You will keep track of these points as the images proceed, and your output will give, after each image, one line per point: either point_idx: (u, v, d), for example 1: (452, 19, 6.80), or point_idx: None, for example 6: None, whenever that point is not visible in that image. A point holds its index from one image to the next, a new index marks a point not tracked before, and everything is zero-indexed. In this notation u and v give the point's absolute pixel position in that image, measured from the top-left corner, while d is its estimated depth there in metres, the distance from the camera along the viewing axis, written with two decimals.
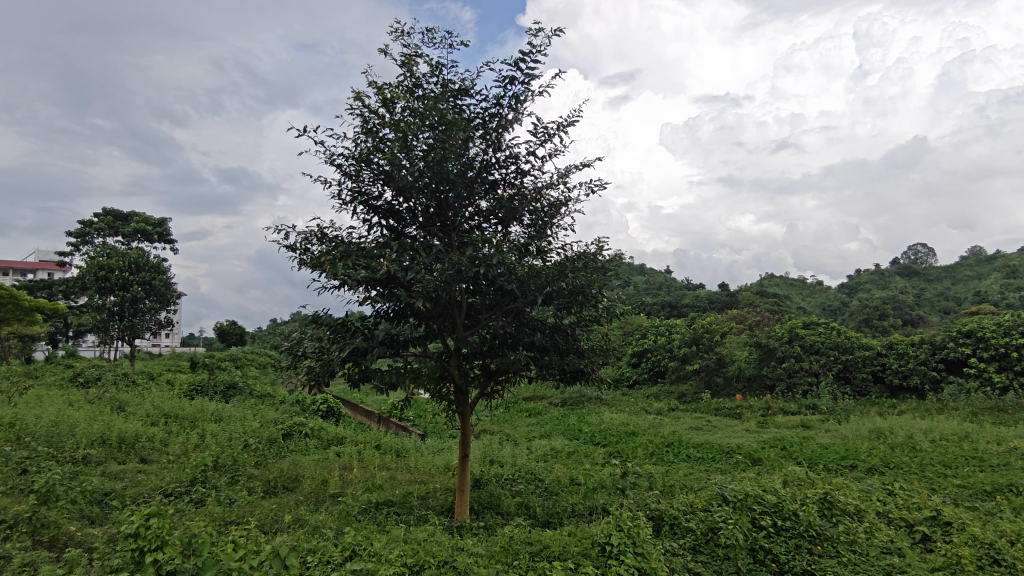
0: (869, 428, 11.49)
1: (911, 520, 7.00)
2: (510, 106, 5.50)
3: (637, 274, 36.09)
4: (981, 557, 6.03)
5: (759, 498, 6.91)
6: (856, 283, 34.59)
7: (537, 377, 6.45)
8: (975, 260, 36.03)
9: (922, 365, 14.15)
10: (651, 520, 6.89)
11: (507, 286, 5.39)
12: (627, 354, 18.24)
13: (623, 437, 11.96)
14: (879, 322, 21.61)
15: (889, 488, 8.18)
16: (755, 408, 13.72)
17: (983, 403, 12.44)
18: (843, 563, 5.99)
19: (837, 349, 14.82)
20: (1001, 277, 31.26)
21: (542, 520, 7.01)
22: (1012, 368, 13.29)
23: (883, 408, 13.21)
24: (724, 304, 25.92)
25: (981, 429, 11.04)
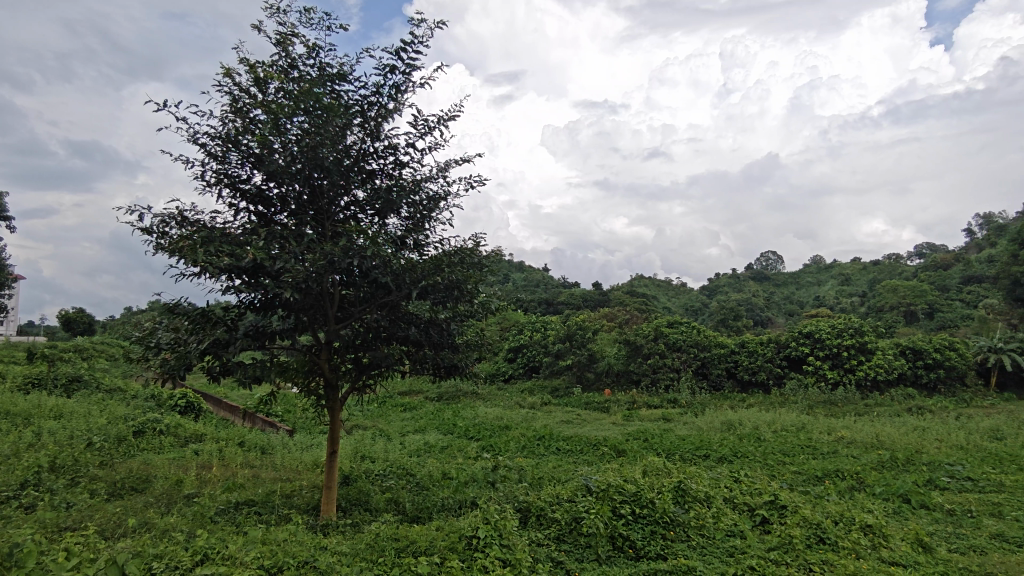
0: (722, 420, 12.42)
1: (752, 504, 7.62)
2: (391, 96, 5.40)
3: (516, 271, 36.60)
4: (810, 536, 6.69)
5: (620, 488, 7.25)
6: (715, 285, 37.18)
7: (411, 371, 6.39)
8: (816, 268, 39.88)
9: (769, 362, 15.44)
10: (519, 512, 7.05)
11: (381, 279, 5.28)
12: (503, 349, 18.48)
13: (496, 431, 12.10)
14: (734, 322, 23.34)
15: (735, 475, 8.89)
16: (622, 402, 14.40)
17: (818, 398, 13.81)
18: (693, 546, 6.44)
19: (697, 347, 15.84)
20: (836, 284, 34.76)
21: (411, 515, 6.96)
22: (842, 365, 14.83)
23: (735, 401, 14.30)
24: (598, 302, 26.89)
25: (815, 420, 12.25)
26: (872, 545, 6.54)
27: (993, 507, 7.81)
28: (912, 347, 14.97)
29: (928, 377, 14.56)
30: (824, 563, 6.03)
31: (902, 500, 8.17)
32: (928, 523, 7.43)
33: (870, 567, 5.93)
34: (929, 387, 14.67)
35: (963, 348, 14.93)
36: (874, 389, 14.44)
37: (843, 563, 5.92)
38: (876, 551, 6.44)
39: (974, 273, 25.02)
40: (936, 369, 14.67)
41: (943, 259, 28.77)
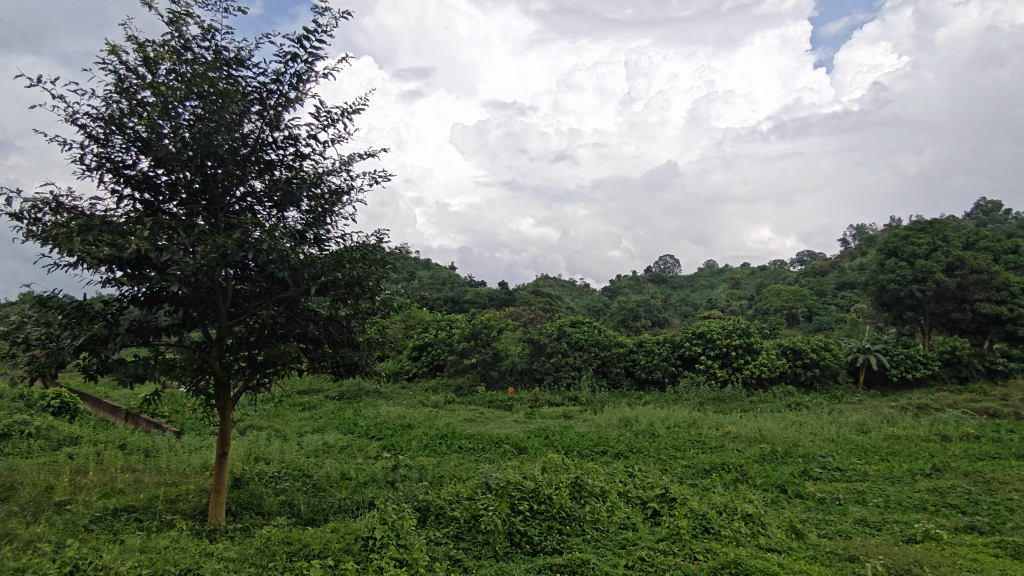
0: (619, 417, 12.84)
1: (645, 497, 7.94)
2: (292, 85, 5.22)
3: (423, 268, 36.26)
4: (695, 527, 7.05)
5: (519, 484, 7.35)
6: (616, 287, 38.43)
7: (309, 370, 6.20)
8: (710, 271, 42.03)
9: (664, 360, 16.12)
10: (418, 511, 7.00)
11: (278, 274, 5.09)
12: (407, 347, 18.28)
13: (397, 430, 11.96)
14: (633, 323, 24.18)
15: (630, 470, 9.23)
16: (524, 400, 14.58)
17: (708, 395, 14.56)
18: (587, 540, 6.63)
19: (597, 346, 16.29)
20: (727, 287, 36.74)
21: (306, 518, 6.76)
22: (730, 364, 15.70)
23: (632, 399, 14.83)
24: (503, 302, 27.10)
25: (705, 416, 12.91)
26: (751, 533, 6.98)
27: (857, 495, 8.52)
28: (792, 347, 16.04)
29: (806, 375, 15.68)
30: (708, 551, 6.37)
31: (780, 490, 8.76)
32: (801, 511, 8.00)
33: (749, 553, 6.32)
34: (806, 384, 15.81)
35: (836, 348, 16.16)
36: (759, 386, 15.48)
37: (724, 551, 6.27)
38: (755, 538, 6.88)
39: (847, 279, 27.16)
40: (813, 367, 15.81)
41: (821, 266, 31.04)
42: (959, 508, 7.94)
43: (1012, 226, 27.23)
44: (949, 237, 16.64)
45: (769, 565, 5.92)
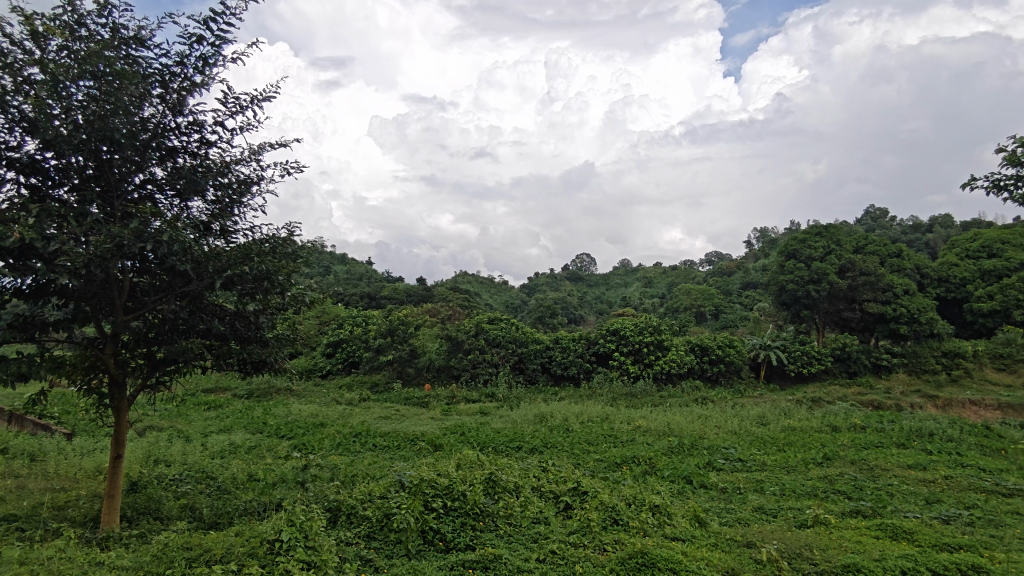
0: (535, 413, 13.01)
1: (557, 491, 8.08)
2: (198, 69, 4.97)
3: (338, 263, 35.42)
4: (605, 519, 7.25)
5: (433, 482, 7.32)
6: (534, 284, 38.90)
7: (214, 368, 5.93)
8: (625, 270, 43.26)
9: (579, 357, 16.46)
10: (328, 511, 6.85)
11: (180, 267, 4.83)
12: (321, 344, 17.80)
13: (309, 429, 11.64)
14: (550, 320, 24.56)
15: (543, 465, 9.38)
16: (441, 397, 14.54)
17: (621, 390, 15.00)
18: (499, 535, 6.68)
19: (515, 342, 16.42)
20: (641, 286, 37.91)
21: (209, 522, 6.48)
22: (642, 361, 16.22)
23: (547, 395, 15.07)
24: (421, 298, 26.89)
25: (617, 411, 13.27)
26: (657, 523, 7.25)
27: (756, 483, 9.00)
28: (700, 344, 16.74)
29: (712, 370, 16.42)
30: (616, 542, 6.57)
31: (686, 480, 9.13)
32: (705, 501, 8.36)
33: (655, 543, 6.56)
34: (712, 379, 16.56)
35: (740, 345, 16.97)
36: (668, 381, 16.13)
37: (632, 541, 6.48)
38: (661, 528, 7.14)
39: (751, 279, 28.58)
40: (719, 363, 16.56)
41: (727, 267, 32.55)
42: (845, 494, 8.53)
43: (896, 232, 29.46)
44: (841, 241, 17.82)
45: (673, 553, 6.16)
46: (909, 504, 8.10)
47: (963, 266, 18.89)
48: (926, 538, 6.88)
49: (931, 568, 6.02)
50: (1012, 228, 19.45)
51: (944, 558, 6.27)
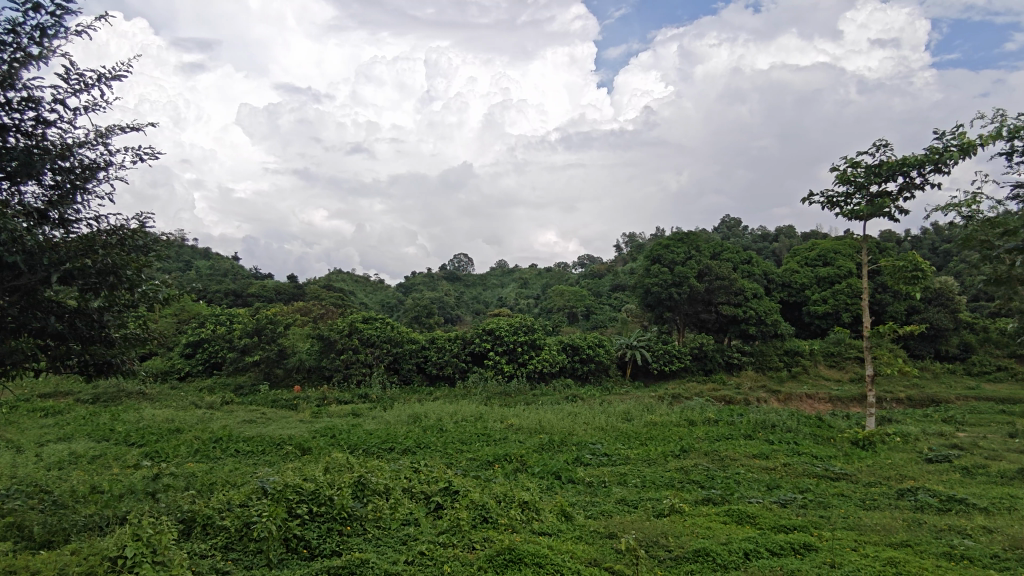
0: (409, 413, 12.90)
1: (428, 492, 8.05)
2: (34, 39, 4.50)
3: (200, 258, 33.22)
4: (475, 517, 7.32)
5: (298, 487, 7.06)
6: (411, 283, 38.52)
7: (50, 370, 5.38)
8: (501, 271, 43.92)
9: (455, 357, 16.49)
10: (181, 523, 6.41)
11: (9, 259, 4.31)
12: (179, 344, 16.60)
13: (163, 435, 10.83)
14: (427, 319, 24.46)
15: (415, 465, 9.32)
16: (311, 398, 14.06)
17: (495, 389, 15.23)
18: (368, 539, 6.56)
19: (389, 342, 16.16)
20: (517, 286, 38.59)
21: (40, 541, 5.85)
22: (516, 360, 16.53)
23: (422, 395, 15.01)
24: (291, 296, 25.84)
25: (491, 410, 13.44)
26: (525, 519, 7.42)
27: (619, 476, 9.45)
28: (571, 343, 17.31)
29: (582, 369, 17.05)
30: (485, 540, 6.66)
31: (555, 476, 9.42)
32: (572, 495, 8.66)
33: (522, 538, 6.73)
34: (582, 377, 17.19)
35: (608, 344, 17.73)
36: (541, 380, 16.58)
37: (500, 538, 6.61)
38: (529, 524, 7.32)
39: (620, 281, 29.92)
40: (589, 362, 17.23)
41: (598, 270, 33.92)
42: (698, 483, 9.16)
43: (748, 241, 31.97)
44: (700, 248, 19.08)
45: (539, 547, 6.34)
46: (753, 491, 8.84)
47: (803, 273, 20.86)
48: (766, 522, 7.53)
49: (770, 548, 6.60)
50: (843, 239, 21.73)
51: (780, 538, 6.90)
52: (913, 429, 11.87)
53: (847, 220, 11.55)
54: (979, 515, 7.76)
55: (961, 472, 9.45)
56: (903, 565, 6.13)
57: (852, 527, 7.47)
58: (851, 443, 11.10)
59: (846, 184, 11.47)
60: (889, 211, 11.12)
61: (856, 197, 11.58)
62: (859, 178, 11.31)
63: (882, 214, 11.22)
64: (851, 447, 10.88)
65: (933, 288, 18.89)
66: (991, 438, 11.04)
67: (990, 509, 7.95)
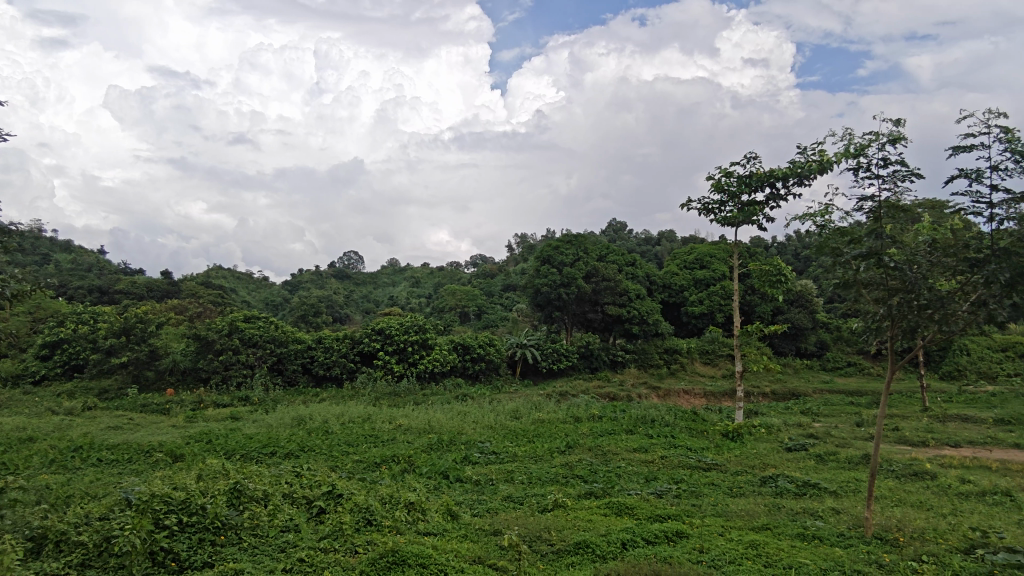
0: (293, 416, 12.47)
1: (310, 497, 7.81)
2: None
3: (60, 251, 30.42)
4: (358, 520, 7.19)
5: (166, 496, 6.63)
6: (297, 280, 37.20)
7: None
8: (393, 269, 43.35)
9: (342, 357, 16.09)
10: (29, 542, 5.85)
11: None
12: (33, 344, 15.12)
13: (12, 445, 9.84)
14: (313, 319, 23.73)
15: (297, 470, 9.03)
16: (186, 402, 13.26)
17: (384, 389, 15.02)
18: (243, 548, 6.29)
19: (273, 342, 15.52)
20: (408, 285, 38.22)
21: None
22: (406, 360, 16.38)
23: (307, 396, 14.56)
24: (165, 293, 24.24)
25: (380, 411, 13.24)
26: (411, 519, 7.37)
27: (506, 473, 9.60)
28: (462, 343, 17.35)
29: (473, 368, 17.13)
30: (368, 543, 6.56)
31: (442, 476, 9.41)
32: (458, 494, 8.70)
33: (406, 540, 6.68)
34: (473, 376, 17.28)
35: (498, 343, 17.92)
36: (431, 379, 16.52)
37: (384, 541, 6.53)
38: (414, 525, 7.29)
39: (511, 281, 30.35)
40: (479, 361, 17.34)
41: (490, 269, 34.24)
42: (582, 478, 9.46)
43: (633, 243, 33.42)
44: (588, 250, 19.67)
45: (423, 548, 6.32)
46: (632, 483, 9.25)
47: (682, 275, 22.01)
48: (643, 512, 7.90)
49: (645, 537, 6.93)
50: (718, 244, 23.18)
51: (655, 527, 7.25)
52: (775, 421, 12.85)
53: (720, 226, 12.32)
54: (829, 498, 8.52)
55: (815, 459, 10.34)
56: (762, 547, 6.62)
57: (720, 513, 7.99)
58: (722, 435, 11.84)
59: (720, 192, 12.22)
60: (757, 219, 11.98)
61: (728, 205, 12.38)
62: (732, 188, 12.10)
63: (752, 221, 12.07)
64: (721, 439, 11.61)
65: (794, 291, 20.55)
66: (841, 427, 12.15)
67: (838, 492, 8.75)
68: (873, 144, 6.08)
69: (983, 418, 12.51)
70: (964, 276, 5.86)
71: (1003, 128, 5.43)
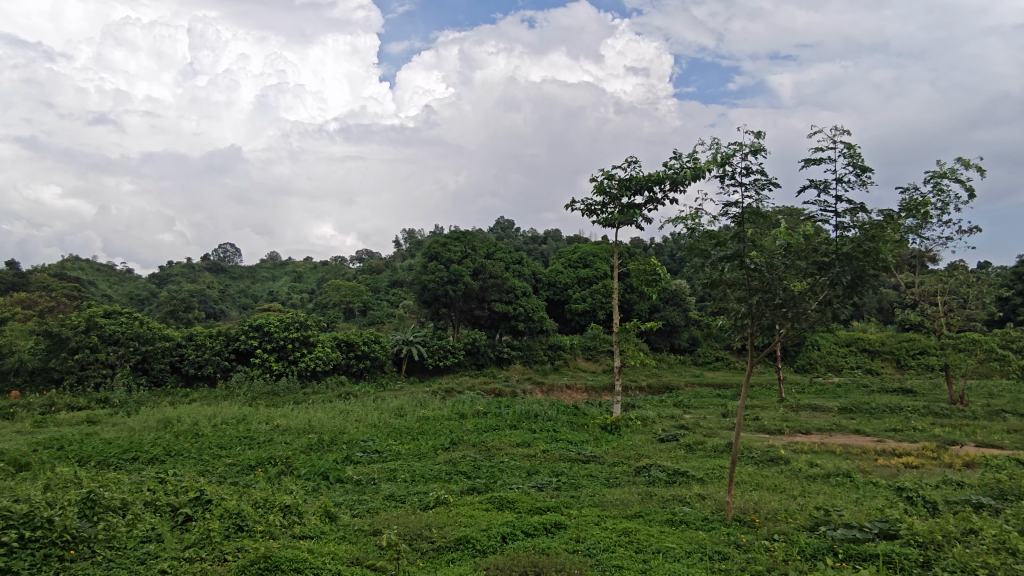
0: (159, 418, 11.67)
1: (176, 504, 7.33)
2: None
3: None
4: (228, 527, 6.84)
5: (5, 510, 5.96)
6: (166, 273, 34.79)
7: None
8: (272, 263, 41.56)
9: (216, 355, 15.23)
10: None
11: None
12: None
13: None
14: (183, 315, 22.32)
15: (161, 476, 8.45)
16: (34, 406, 12.05)
17: (261, 389, 14.37)
18: (96, 563, 5.80)
19: (137, 339, 14.42)
20: (290, 279, 36.77)
21: None
22: (286, 358, 15.76)
23: (176, 397, 13.68)
24: (9, 286, 21.87)
25: (256, 411, 12.66)
26: (285, 524, 7.12)
27: (389, 472, 9.48)
28: (346, 340, 16.92)
29: (357, 366, 16.75)
30: (239, 550, 6.25)
31: (321, 477, 9.14)
32: (337, 495, 8.49)
33: (280, 545, 6.43)
34: (357, 374, 16.91)
35: (384, 340, 17.63)
36: (313, 378, 16.01)
37: (256, 547, 6.25)
38: (289, 529, 7.05)
39: (398, 277, 29.98)
40: (364, 358, 16.99)
41: (376, 265, 33.64)
42: (465, 474, 9.52)
43: (520, 241, 34.01)
44: (476, 247, 19.74)
45: (298, 552, 6.11)
46: (514, 477, 9.41)
47: (566, 273, 22.63)
48: (524, 505, 8.06)
49: (525, 530, 7.08)
50: (600, 244, 24.05)
51: (535, 520, 7.42)
52: (650, 413, 13.52)
53: (602, 227, 12.78)
54: (696, 485, 9.08)
55: (685, 449, 10.97)
56: (633, 534, 6.95)
57: (597, 503, 8.30)
58: (601, 428, 12.30)
59: (602, 194, 12.68)
60: (637, 221, 12.54)
61: (610, 207, 12.86)
62: (613, 190, 12.57)
63: (631, 223, 12.61)
64: (600, 431, 12.06)
65: (669, 290, 21.71)
66: (709, 418, 12.99)
67: (704, 479, 9.35)
68: (737, 154, 6.55)
69: (829, 407, 13.80)
70: (813, 278, 6.42)
71: (846, 144, 6.02)
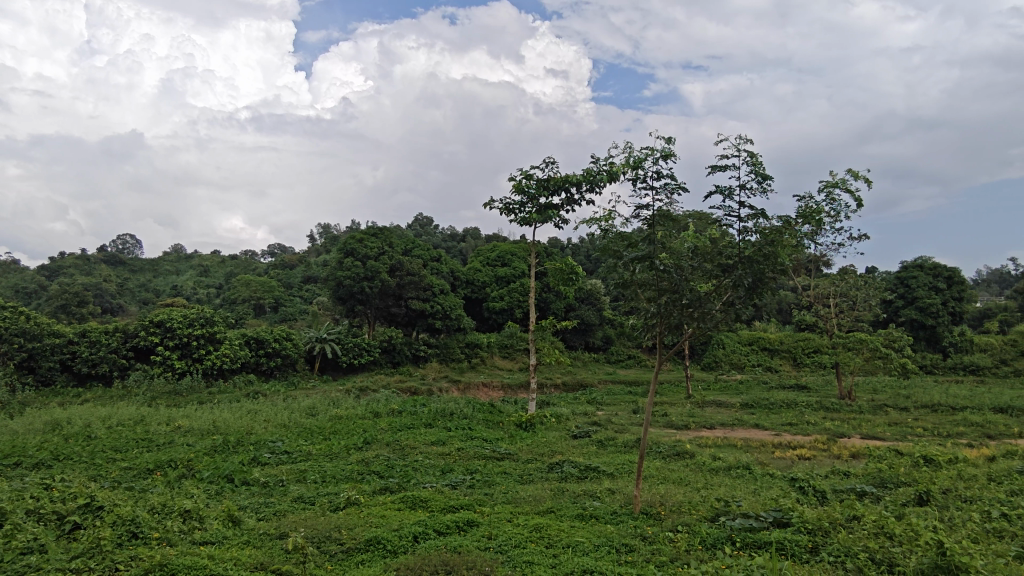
0: (46, 420, 10.88)
1: (63, 511, 6.85)
2: None
3: None
4: (121, 535, 6.46)
5: None
6: (57, 264, 32.44)
7: None
8: (177, 256, 39.57)
9: (112, 352, 14.35)
10: None
11: None
12: None
13: None
14: (76, 310, 20.91)
15: (47, 482, 7.87)
16: None
17: (162, 388, 13.65)
18: None
19: (23, 336, 13.39)
20: (195, 274, 35.12)
21: None
22: (190, 356, 15.03)
23: (66, 398, 12.79)
24: None
25: (155, 412, 12.02)
26: (184, 530, 6.81)
27: (298, 473, 9.22)
28: (255, 337, 16.29)
29: (267, 364, 16.20)
30: (132, 559, 5.92)
31: (225, 480, 8.79)
32: (242, 498, 8.18)
33: (178, 552, 6.14)
34: (267, 372, 16.35)
35: (296, 337, 17.12)
36: (219, 377, 15.36)
37: (151, 555, 5.93)
38: (188, 535, 6.74)
39: (312, 273, 29.21)
40: (275, 356, 16.44)
41: (289, 260, 32.65)
42: (378, 473, 9.38)
43: (438, 238, 33.83)
44: (393, 244, 19.47)
45: (197, 559, 5.84)
46: (427, 476, 9.35)
47: (484, 272, 22.69)
48: (436, 504, 8.03)
49: (437, 528, 7.06)
50: (518, 243, 24.24)
51: (447, 518, 7.41)
52: (564, 410, 13.76)
53: (520, 226, 12.89)
54: (606, 479, 9.32)
55: (597, 445, 11.23)
56: (545, 529, 7.06)
57: (510, 500, 8.37)
58: (516, 425, 12.41)
59: (520, 193, 12.78)
60: (554, 221, 12.71)
61: (528, 206, 12.98)
62: (531, 190, 12.69)
63: (549, 222, 12.77)
64: (515, 429, 12.17)
65: (585, 289, 22.15)
66: (620, 414, 13.35)
67: (614, 474, 9.61)
68: (649, 159, 6.77)
69: (732, 403, 14.48)
70: (717, 280, 6.72)
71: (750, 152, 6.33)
